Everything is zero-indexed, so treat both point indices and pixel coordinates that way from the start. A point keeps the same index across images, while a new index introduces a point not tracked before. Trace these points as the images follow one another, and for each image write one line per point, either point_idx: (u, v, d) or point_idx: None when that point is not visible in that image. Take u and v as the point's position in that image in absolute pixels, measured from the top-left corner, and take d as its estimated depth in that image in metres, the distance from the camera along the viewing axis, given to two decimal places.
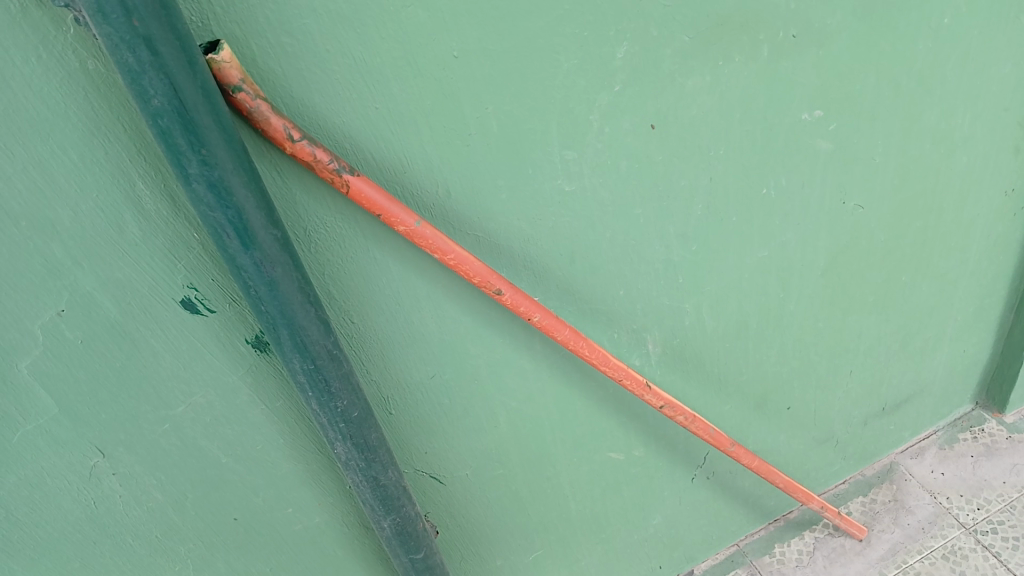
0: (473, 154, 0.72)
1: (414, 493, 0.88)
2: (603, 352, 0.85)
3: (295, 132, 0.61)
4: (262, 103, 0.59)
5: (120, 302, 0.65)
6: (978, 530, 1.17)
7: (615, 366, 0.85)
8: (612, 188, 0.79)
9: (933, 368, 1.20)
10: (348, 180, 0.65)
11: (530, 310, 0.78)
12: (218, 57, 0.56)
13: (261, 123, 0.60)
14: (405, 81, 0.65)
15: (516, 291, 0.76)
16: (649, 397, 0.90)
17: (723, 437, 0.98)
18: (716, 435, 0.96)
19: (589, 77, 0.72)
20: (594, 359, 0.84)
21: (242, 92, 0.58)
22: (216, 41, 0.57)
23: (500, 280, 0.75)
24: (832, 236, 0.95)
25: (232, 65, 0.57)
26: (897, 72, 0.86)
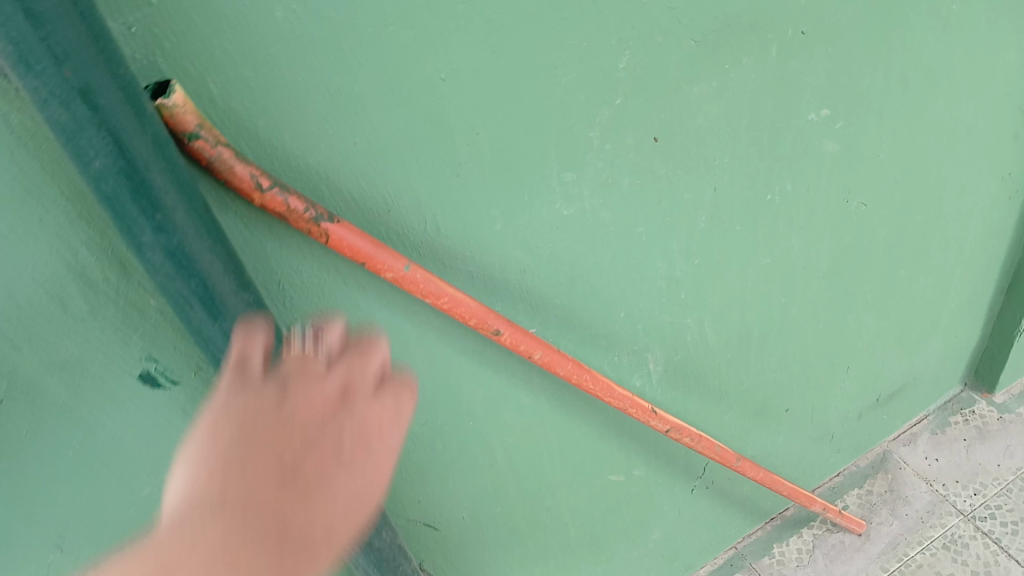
0: (466, 185, 0.64)
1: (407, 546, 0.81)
2: (606, 381, 0.78)
3: (264, 181, 0.52)
4: (225, 150, 0.51)
5: (69, 384, 0.56)
6: (977, 517, 1.15)
7: (619, 396, 0.78)
8: (615, 207, 0.72)
9: (926, 356, 1.17)
10: (329, 230, 0.56)
11: (531, 348, 0.70)
12: (170, 102, 0.47)
13: (224, 174, 0.51)
14: (388, 110, 0.57)
15: (515, 329, 0.68)
16: (656, 423, 0.83)
17: (730, 452, 0.92)
18: (722, 452, 0.91)
19: (590, 90, 0.64)
20: (597, 391, 0.77)
21: (199, 139, 0.50)
22: (166, 81, 0.48)
23: (499, 319, 0.67)
24: (834, 236, 0.90)
25: (188, 111, 0.48)
26: (904, 63, 0.80)
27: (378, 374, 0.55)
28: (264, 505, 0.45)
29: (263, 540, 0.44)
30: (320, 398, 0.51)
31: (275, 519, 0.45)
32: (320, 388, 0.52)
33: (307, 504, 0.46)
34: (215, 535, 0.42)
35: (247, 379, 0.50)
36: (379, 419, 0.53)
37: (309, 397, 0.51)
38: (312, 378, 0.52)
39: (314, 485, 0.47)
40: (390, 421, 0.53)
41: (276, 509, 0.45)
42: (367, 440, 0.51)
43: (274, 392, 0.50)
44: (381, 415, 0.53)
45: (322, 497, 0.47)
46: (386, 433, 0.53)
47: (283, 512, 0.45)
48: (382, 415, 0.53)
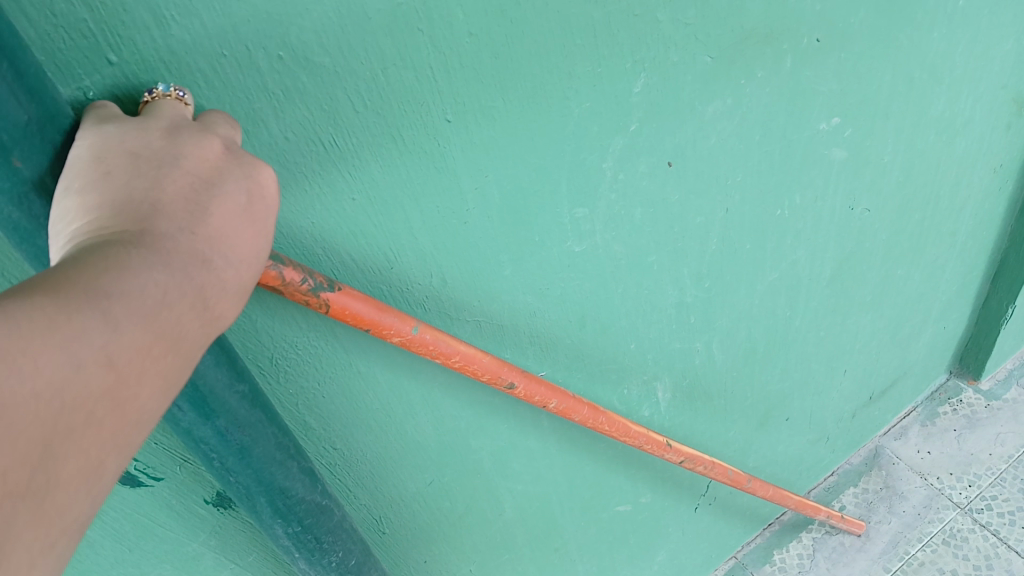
0: (473, 232, 0.57)
1: None
2: (622, 420, 0.73)
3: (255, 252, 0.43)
4: None
5: None
6: (974, 509, 1.15)
7: (636, 434, 0.73)
8: (627, 239, 0.66)
9: (917, 350, 1.14)
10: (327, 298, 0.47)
11: (545, 397, 0.64)
12: None
13: None
14: (389, 160, 0.50)
15: (529, 379, 0.62)
16: (670, 455, 0.78)
17: (741, 475, 0.88)
18: (735, 476, 0.87)
19: (603, 120, 0.58)
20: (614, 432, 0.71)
21: None
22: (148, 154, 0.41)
23: (513, 370, 0.61)
24: (839, 244, 0.85)
25: None
26: (911, 62, 0.76)
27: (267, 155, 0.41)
28: (166, 269, 0.31)
29: (187, 308, 0.31)
30: (198, 158, 0.36)
31: (188, 270, 0.32)
32: (200, 151, 0.36)
33: (223, 306, 0.34)
34: (131, 283, 0.29)
35: (99, 149, 0.35)
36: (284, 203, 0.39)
37: (190, 160, 0.35)
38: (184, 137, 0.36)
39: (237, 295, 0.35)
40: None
41: (188, 264, 0.32)
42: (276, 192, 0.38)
43: (137, 152, 0.35)
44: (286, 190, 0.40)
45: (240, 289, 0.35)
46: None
47: (208, 283, 0.33)
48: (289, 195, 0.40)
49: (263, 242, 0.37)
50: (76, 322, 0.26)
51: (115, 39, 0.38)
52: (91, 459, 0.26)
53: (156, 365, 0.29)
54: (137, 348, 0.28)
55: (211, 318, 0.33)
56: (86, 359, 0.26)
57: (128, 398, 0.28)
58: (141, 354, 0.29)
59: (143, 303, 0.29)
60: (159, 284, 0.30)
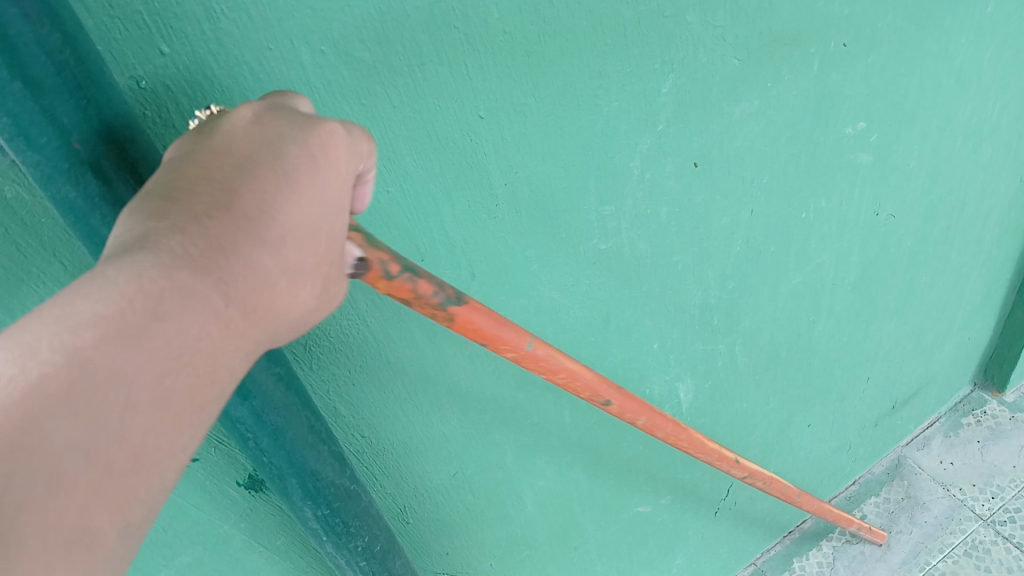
0: (502, 227, 0.58)
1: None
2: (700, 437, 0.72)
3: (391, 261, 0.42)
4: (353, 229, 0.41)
5: None
6: (996, 521, 1.14)
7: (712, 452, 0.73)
8: (652, 238, 0.67)
9: (941, 359, 1.14)
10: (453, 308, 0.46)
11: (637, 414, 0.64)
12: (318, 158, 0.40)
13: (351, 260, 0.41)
14: (424, 155, 0.51)
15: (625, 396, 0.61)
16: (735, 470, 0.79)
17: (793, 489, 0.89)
18: (787, 491, 0.87)
19: (631, 119, 0.59)
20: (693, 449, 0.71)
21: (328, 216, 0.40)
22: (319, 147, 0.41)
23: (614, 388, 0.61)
24: (863, 249, 0.86)
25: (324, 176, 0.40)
26: (938, 69, 0.76)
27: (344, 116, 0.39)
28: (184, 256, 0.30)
29: (203, 312, 0.30)
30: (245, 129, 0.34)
31: (212, 255, 0.31)
32: (249, 121, 0.34)
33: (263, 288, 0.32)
34: (135, 312, 0.28)
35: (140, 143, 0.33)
36: (350, 165, 0.36)
37: (237, 129, 0.33)
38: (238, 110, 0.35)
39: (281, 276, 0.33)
40: (365, 157, 0.38)
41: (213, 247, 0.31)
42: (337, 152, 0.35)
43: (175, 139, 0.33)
44: (355, 151, 0.37)
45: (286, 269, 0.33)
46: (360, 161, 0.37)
47: (238, 266, 0.31)
48: (357, 156, 0.37)
49: (318, 214, 0.34)
50: (61, 383, 0.26)
51: (168, 30, 0.40)
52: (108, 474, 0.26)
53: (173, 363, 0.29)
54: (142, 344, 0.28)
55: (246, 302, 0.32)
56: (73, 414, 0.25)
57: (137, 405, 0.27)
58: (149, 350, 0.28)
59: (149, 332, 0.28)
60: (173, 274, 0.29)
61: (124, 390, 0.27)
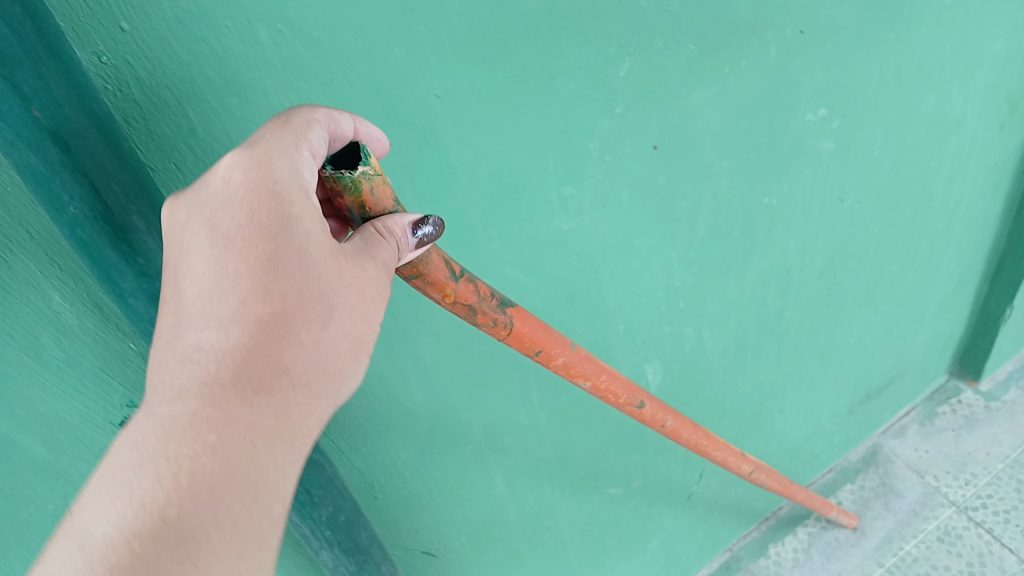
0: (462, 205, 0.60)
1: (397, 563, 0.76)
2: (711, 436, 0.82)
3: (456, 267, 0.52)
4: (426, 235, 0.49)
5: (46, 439, 0.54)
6: (969, 507, 1.16)
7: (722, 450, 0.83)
8: (614, 221, 0.69)
9: (914, 348, 1.16)
10: (509, 316, 0.55)
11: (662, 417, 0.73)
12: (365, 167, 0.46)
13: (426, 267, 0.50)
14: (381, 132, 0.53)
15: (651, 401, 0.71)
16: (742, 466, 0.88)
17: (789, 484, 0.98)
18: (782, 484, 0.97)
19: (588, 103, 0.61)
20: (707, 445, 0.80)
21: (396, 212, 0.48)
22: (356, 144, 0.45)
23: (643, 393, 0.71)
24: (830, 236, 0.88)
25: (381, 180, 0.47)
26: (899, 58, 0.78)
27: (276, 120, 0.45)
28: (195, 391, 0.39)
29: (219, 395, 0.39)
30: (201, 250, 0.43)
31: (223, 367, 0.40)
32: (203, 243, 0.43)
33: (285, 338, 0.42)
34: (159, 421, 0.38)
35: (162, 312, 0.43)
36: (289, 170, 0.43)
37: (194, 256, 0.42)
38: (184, 230, 0.43)
39: (303, 314, 0.42)
40: (305, 136, 0.44)
41: (218, 362, 0.40)
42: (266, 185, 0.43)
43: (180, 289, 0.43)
44: (286, 152, 0.43)
45: (302, 306, 0.42)
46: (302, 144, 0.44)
47: (247, 356, 0.41)
48: (290, 153, 0.43)
49: (298, 236, 0.42)
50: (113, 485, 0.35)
51: (129, 7, 0.41)
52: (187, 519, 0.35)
53: (234, 459, 0.38)
54: (197, 470, 0.37)
55: (277, 365, 0.41)
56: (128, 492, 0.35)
57: (217, 497, 0.37)
58: (206, 462, 0.37)
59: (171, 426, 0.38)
60: (194, 409, 0.39)
61: (195, 498, 0.36)
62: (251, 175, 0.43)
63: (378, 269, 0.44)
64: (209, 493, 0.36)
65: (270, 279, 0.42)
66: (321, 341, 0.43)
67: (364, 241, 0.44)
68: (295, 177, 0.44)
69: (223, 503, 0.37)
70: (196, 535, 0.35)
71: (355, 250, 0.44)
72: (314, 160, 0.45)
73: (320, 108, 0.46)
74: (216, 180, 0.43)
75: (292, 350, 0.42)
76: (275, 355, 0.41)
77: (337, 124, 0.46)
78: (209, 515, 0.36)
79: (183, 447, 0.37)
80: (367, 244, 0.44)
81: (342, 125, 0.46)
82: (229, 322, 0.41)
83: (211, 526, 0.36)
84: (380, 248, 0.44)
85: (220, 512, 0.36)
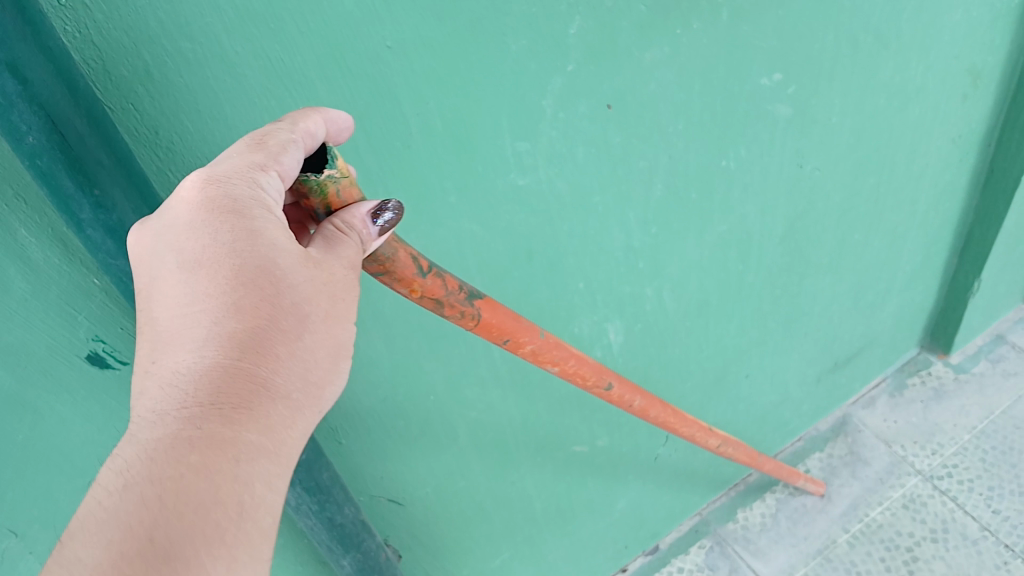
0: (417, 156, 0.62)
1: (360, 504, 0.79)
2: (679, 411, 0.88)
3: (423, 263, 0.56)
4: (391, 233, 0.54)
5: (14, 371, 0.56)
6: (934, 476, 1.19)
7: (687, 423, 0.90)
8: (570, 178, 0.72)
9: (882, 319, 1.19)
10: (478, 307, 0.61)
11: (631, 397, 0.80)
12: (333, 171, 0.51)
13: (389, 261, 0.54)
14: (333, 80, 0.55)
15: (620, 383, 0.78)
16: (710, 440, 0.95)
17: (755, 453, 1.06)
18: (750, 454, 1.04)
19: (541, 59, 0.63)
20: (674, 422, 0.88)
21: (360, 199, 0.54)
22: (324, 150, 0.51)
23: (610, 374, 0.76)
24: (789, 201, 0.90)
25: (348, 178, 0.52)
26: (855, 25, 0.80)
27: (246, 143, 0.50)
28: (175, 412, 0.43)
29: (197, 421, 0.43)
30: (174, 273, 0.48)
31: (200, 386, 0.44)
32: (172, 265, 0.48)
33: (259, 352, 0.46)
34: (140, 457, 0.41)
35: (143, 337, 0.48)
36: (254, 192, 0.48)
37: (167, 279, 0.48)
38: (155, 255, 0.48)
39: (275, 328, 0.47)
40: (271, 160, 0.49)
41: (195, 380, 0.44)
42: (234, 207, 0.48)
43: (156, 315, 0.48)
44: (250, 177, 0.48)
45: (273, 320, 0.47)
46: (267, 167, 0.49)
47: (223, 373, 0.45)
48: (255, 177, 0.48)
49: (265, 256, 0.48)
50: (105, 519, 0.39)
51: None
52: (176, 553, 0.38)
53: (218, 474, 0.42)
54: (182, 488, 0.40)
55: (254, 379, 0.45)
56: (116, 528, 0.38)
57: (204, 514, 0.40)
58: (192, 480, 0.41)
59: (155, 459, 0.41)
60: (176, 430, 0.42)
61: (183, 518, 0.39)
62: (218, 200, 0.48)
63: (344, 268, 0.51)
64: (194, 511, 0.40)
65: (241, 299, 0.47)
66: (294, 350, 0.48)
67: (330, 242, 0.51)
68: (261, 198, 0.49)
69: (210, 518, 0.40)
70: (185, 554, 0.38)
71: (321, 255, 0.50)
72: (280, 178, 0.50)
73: (296, 124, 0.50)
74: (184, 206, 0.48)
75: (267, 363, 0.46)
76: (252, 370, 0.45)
77: (310, 132, 0.50)
78: (197, 531, 0.40)
79: (168, 469, 0.41)
80: (332, 244, 0.51)
81: (314, 131, 0.51)
82: (203, 343, 0.46)
83: (201, 541, 0.39)
84: (345, 246, 0.51)
85: (208, 526, 0.40)
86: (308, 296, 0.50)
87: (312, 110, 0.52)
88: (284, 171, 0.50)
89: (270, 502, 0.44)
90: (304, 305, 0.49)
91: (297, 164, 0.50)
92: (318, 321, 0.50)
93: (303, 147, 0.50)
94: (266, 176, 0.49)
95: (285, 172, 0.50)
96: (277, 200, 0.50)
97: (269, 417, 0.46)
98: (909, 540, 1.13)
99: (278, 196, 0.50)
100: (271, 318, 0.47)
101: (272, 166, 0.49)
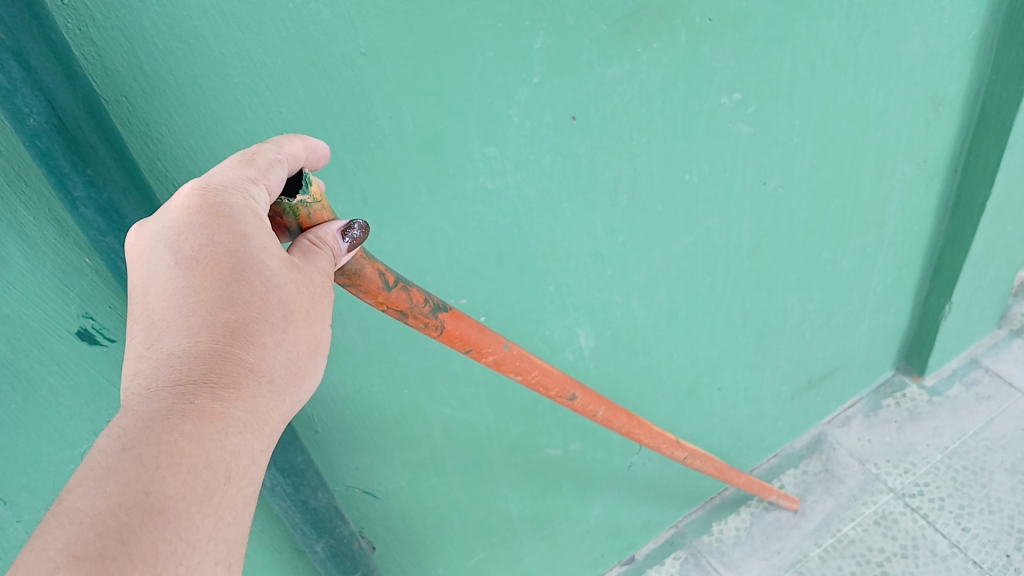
0: (391, 156, 0.66)
1: (334, 492, 0.81)
2: (647, 424, 0.92)
3: (390, 277, 0.57)
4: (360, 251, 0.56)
5: (9, 340, 0.61)
6: (906, 494, 1.29)
7: (655, 434, 0.93)
8: (538, 184, 0.76)
9: (856, 340, 1.32)
10: (442, 319, 0.62)
11: (597, 408, 0.83)
12: (306, 196, 0.55)
13: (357, 274, 0.56)
14: (311, 83, 0.59)
15: (586, 394, 0.80)
16: (679, 451, 0.99)
17: (724, 466, 1.10)
18: (719, 467, 1.08)
19: (507, 70, 0.67)
20: (643, 434, 0.91)
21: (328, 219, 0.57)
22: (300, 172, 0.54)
23: (575, 386, 0.79)
24: (754, 217, 0.96)
25: (322, 203, 0.55)
26: (813, 50, 0.85)
27: (235, 158, 0.52)
28: (169, 387, 0.45)
29: (190, 393, 0.44)
30: (168, 270, 0.49)
31: (193, 366, 0.46)
32: (167, 262, 0.49)
33: (248, 340, 0.48)
34: (134, 424, 0.43)
35: (134, 325, 0.49)
36: (247, 201, 0.50)
37: (162, 275, 0.49)
38: (151, 252, 0.50)
39: (263, 320, 0.49)
40: (261, 175, 0.51)
41: (188, 360, 0.46)
42: (229, 214, 0.49)
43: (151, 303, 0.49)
44: (242, 188, 0.50)
45: (261, 313, 0.49)
46: (258, 181, 0.50)
47: (213, 356, 0.46)
48: (248, 190, 0.50)
49: (254, 259, 0.49)
50: (98, 474, 0.40)
51: None
52: (170, 501, 0.40)
53: (209, 444, 0.43)
54: (176, 451, 0.42)
55: (241, 362, 0.47)
56: (112, 480, 0.40)
57: (196, 475, 0.42)
58: (187, 445, 0.42)
59: (149, 426, 0.43)
60: (170, 403, 0.44)
61: (177, 476, 0.41)
62: (214, 206, 0.49)
63: (323, 277, 0.52)
64: (188, 472, 0.41)
65: (234, 293, 0.48)
66: (279, 341, 0.50)
67: (306, 254, 0.52)
68: (253, 207, 0.50)
69: (201, 480, 0.42)
70: (179, 508, 0.40)
71: (301, 262, 0.52)
72: (268, 193, 0.51)
73: (282, 146, 0.53)
74: (179, 209, 0.50)
75: (254, 350, 0.48)
76: (240, 355, 0.47)
77: (293, 155, 0.53)
78: (189, 490, 0.41)
79: (163, 435, 0.42)
80: (308, 256, 0.52)
81: (296, 154, 0.54)
82: (196, 330, 0.47)
83: (192, 498, 0.41)
84: (318, 258, 0.52)
85: (199, 487, 0.42)
86: (294, 298, 0.51)
87: (294, 137, 0.55)
88: (272, 187, 0.51)
89: (253, 475, 0.46)
90: (288, 304, 0.51)
91: (282, 182, 0.52)
92: (302, 320, 0.52)
93: (287, 167, 0.52)
94: (256, 189, 0.50)
95: (273, 188, 0.51)
96: (265, 212, 0.51)
97: (256, 398, 0.47)
98: (880, 555, 1.22)
99: (264, 210, 0.52)
100: (261, 312, 0.49)
101: (262, 181, 0.51)
